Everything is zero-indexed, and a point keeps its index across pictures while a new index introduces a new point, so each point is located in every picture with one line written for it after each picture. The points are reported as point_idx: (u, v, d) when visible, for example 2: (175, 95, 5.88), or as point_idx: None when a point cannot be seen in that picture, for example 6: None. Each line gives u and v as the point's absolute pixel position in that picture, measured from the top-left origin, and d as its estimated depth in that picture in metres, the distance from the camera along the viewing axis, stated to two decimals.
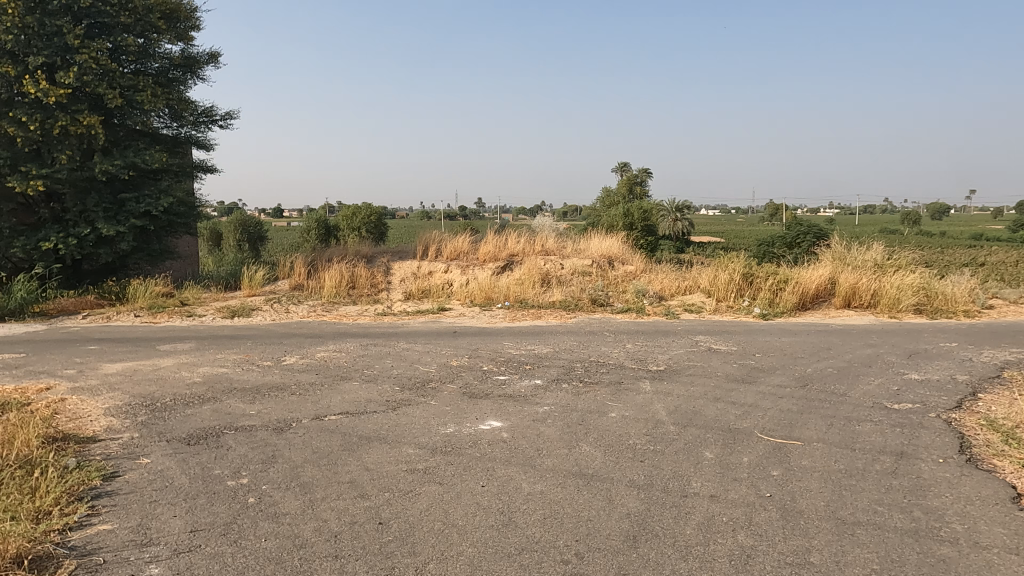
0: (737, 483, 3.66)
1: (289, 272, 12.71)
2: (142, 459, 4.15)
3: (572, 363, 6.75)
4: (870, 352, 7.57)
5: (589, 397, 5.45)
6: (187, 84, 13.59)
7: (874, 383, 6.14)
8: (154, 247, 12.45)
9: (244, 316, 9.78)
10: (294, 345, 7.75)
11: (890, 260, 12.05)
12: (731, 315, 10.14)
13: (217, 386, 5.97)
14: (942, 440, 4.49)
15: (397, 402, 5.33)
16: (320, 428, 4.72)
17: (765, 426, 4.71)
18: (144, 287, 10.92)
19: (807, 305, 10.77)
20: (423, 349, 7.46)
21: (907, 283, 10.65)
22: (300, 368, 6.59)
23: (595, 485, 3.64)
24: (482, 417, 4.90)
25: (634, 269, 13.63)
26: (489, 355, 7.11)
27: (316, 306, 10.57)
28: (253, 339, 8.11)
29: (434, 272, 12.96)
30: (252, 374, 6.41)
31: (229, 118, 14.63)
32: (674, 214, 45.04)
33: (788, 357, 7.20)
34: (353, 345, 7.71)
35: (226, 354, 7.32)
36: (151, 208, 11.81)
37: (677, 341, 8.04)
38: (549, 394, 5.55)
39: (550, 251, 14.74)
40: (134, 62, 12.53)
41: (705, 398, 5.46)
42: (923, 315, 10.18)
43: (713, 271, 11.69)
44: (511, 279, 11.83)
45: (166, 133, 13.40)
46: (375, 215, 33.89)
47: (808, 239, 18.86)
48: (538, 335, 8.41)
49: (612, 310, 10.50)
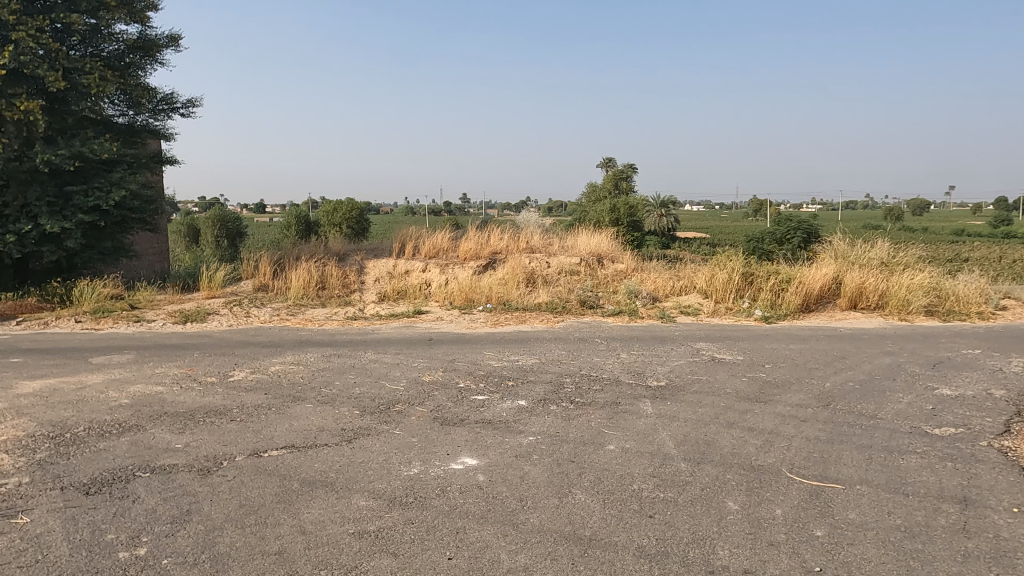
0: (775, 550, 2.87)
1: (253, 272, 11.76)
2: (19, 518, 3.27)
3: (560, 378, 5.93)
4: (890, 362, 6.82)
5: (582, 424, 4.63)
6: (145, 69, 12.67)
7: (904, 401, 5.39)
8: (106, 245, 11.47)
9: (197, 321, 8.84)
10: (246, 356, 6.85)
11: (895, 258, 11.36)
12: (731, 318, 9.38)
13: (145, 410, 5.05)
14: (1008, 480, 3.72)
15: (353, 432, 4.47)
16: (255, 469, 3.88)
17: (794, 462, 3.93)
18: (90, 289, 9.93)
19: (810, 307, 10.03)
20: (393, 361, 6.58)
21: (917, 283, 9.97)
22: (248, 386, 5.71)
23: (594, 558, 2.82)
24: (454, 453, 4.06)
25: (625, 267, 12.85)
26: (467, 369, 6.25)
27: (281, 310, 9.68)
28: (203, 350, 7.21)
29: (411, 272, 12.10)
30: (190, 394, 5.51)
31: (192, 106, 13.67)
32: (660, 208, 44.14)
33: (802, 369, 6.43)
34: (314, 356, 6.84)
35: (167, 367, 6.42)
36: (101, 203, 10.82)
37: (675, 349, 7.25)
38: (536, 419, 4.71)
39: (536, 248, 13.96)
40: (83, 43, 11.60)
41: (717, 423, 4.67)
42: (935, 317, 9.47)
43: (710, 270, 10.95)
44: (493, 279, 11.02)
45: (122, 122, 12.45)
46: (358, 210, 32.93)
47: (798, 236, 18.23)
48: (523, 343, 7.58)
49: (602, 313, 9.67)
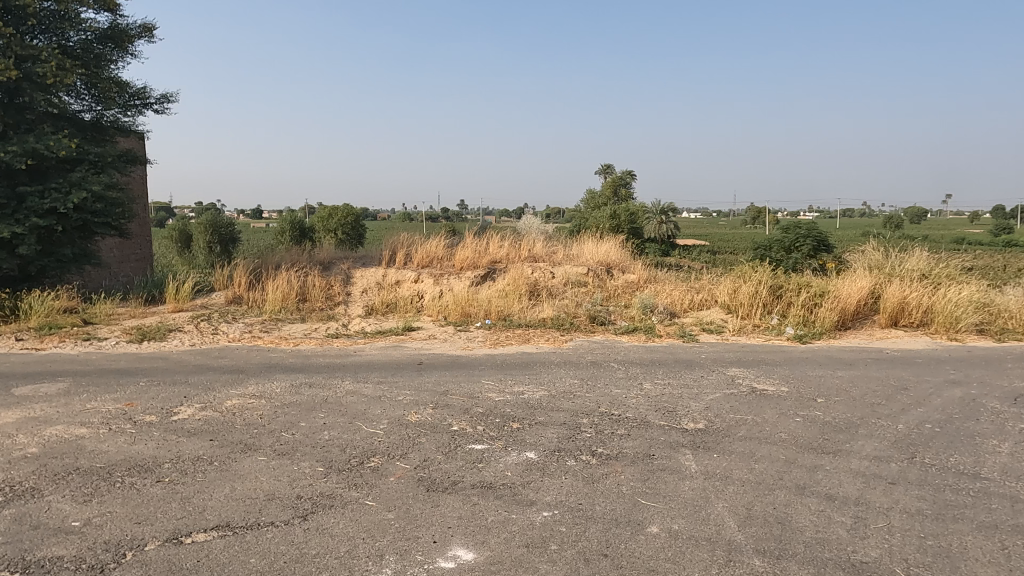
0: None
1: (227, 281, 10.66)
2: None
3: (576, 418, 4.86)
4: (963, 395, 5.77)
5: (609, 491, 3.56)
6: (115, 62, 11.65)
7: (1005, 452, 4.32)
8: (66, 252, 10.37)
9: (156, 340, 7.75)
10: (201, 386, 5.77)
11: (935, 270, 10.32)
12: (760, 337, 8.33)
13: (53, 466, 3.96)
14: None
15: (311, 503, 3.39)
16: (168, 568, 2.80)
17: (909, 558, 2.88)
18: (39, 300, 8.80)
19: (846, 324, 8.99)
20: (374, 394, 5.48)
21: (965, 298, 8.92)
22: (193, 429, 4.63)
23: None
24: (442, 540, 2.99)
25: (637, 277, 11.79)
26: (461, 405, 5.17)
27: (254, 326, 8.60)
28: (152, 377, 6.11)
29: (402, 282, 11.07)
30: (116, 441, 4.40)
31: (167, 102, 12.64)
32: (661, 216, 43.10)
33: (863, 405, 5.36)
34: (282, 386, 5.76)
35: (102, 401, 5.33)
36: (57, 205, 9.75)
37: (706, 378, 6.18)
38: (550, 482, 3.65)
39: (539, 257, 12.94)
40: (44, 31, 10.57)
41: (784, 489, 3.61)
42: (987, 337, 8.43)
43: (733, 282, 9.91)
44: (492, 291, 9.98)
45: (88, 118, 11.39)
46: (353, 216, 31.96)
47: (810, 243, 17.24)
48: (529, 369, 6.51)
49: (614, 330, 8.62)
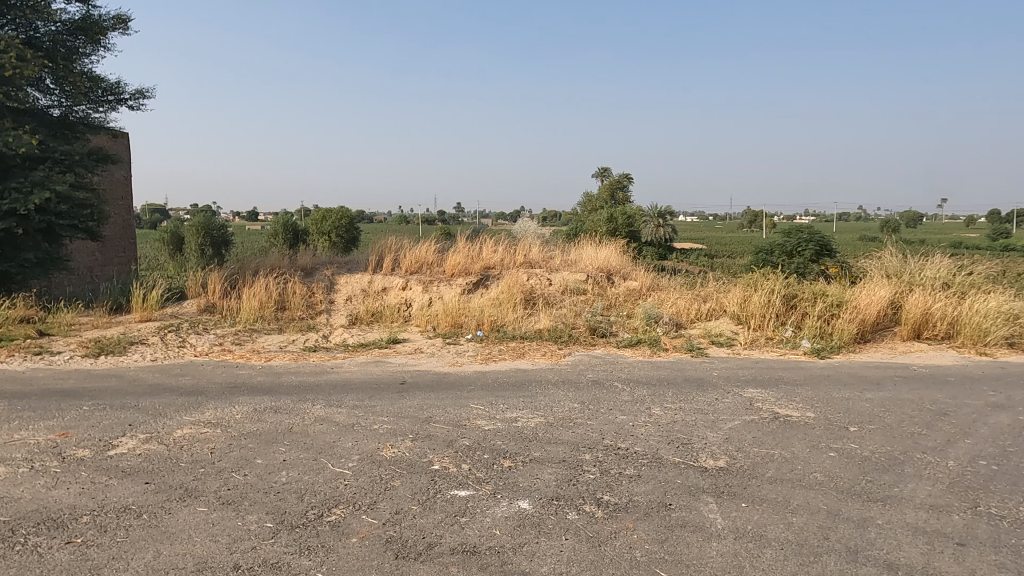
0: None
1: (201, 288, 9.96)
2: None
3: (576, 453, 4.20)
4: (1012, 422, 5.12)
5: (621, 557, 2.89)
6: (86, 55, 10.98)
7: None
8: (27, 256, 9.66)
9: (114, 355, 7.06)
10: (152, 411, 5.08)
11: (957, 279, 9.69)
12: (775, 351, 7.69)
13: None
14: None
15: None
16: None
17: None
18: None
19: (866, 337, 8.35)
20: (347, 422, 4.82)
21: (993, 308, 8.27)
22: (129, 468, 3.95)
23: None
24: None
25: (639, 284, 11.14)
26: (445, 436, 4.50)
27: (225, 338, 7.90)
28: (98, 400, 5.41)
29: (389, 290, 10.40)
30: (34, 485, 3.71)
31: (142, 97, 11.97)
32: (660, 219, 42.38)
33: (903, 436, 4.71)
34: (244, 411, 5.08)
35: (33, 430, 4.64)
36: (17, 206, 9.05)
37: (721, 401, 5.52)
38: (548, 546, 2.98)
39: (535, 262, 12.30)
40: (7, 20, 9.90)
41: (834, 555, 2.95)
42: (1020, 351, 7.78)
43: (743, 290, 9.27)
44: (485, 299, 9.32)
45: (56, 114, 10.71)
46: (347, 218, 31.25)
47: (812, 249, 16.62)
48: (523, 389, 5.86)
49: (616, 343, 7.97)
